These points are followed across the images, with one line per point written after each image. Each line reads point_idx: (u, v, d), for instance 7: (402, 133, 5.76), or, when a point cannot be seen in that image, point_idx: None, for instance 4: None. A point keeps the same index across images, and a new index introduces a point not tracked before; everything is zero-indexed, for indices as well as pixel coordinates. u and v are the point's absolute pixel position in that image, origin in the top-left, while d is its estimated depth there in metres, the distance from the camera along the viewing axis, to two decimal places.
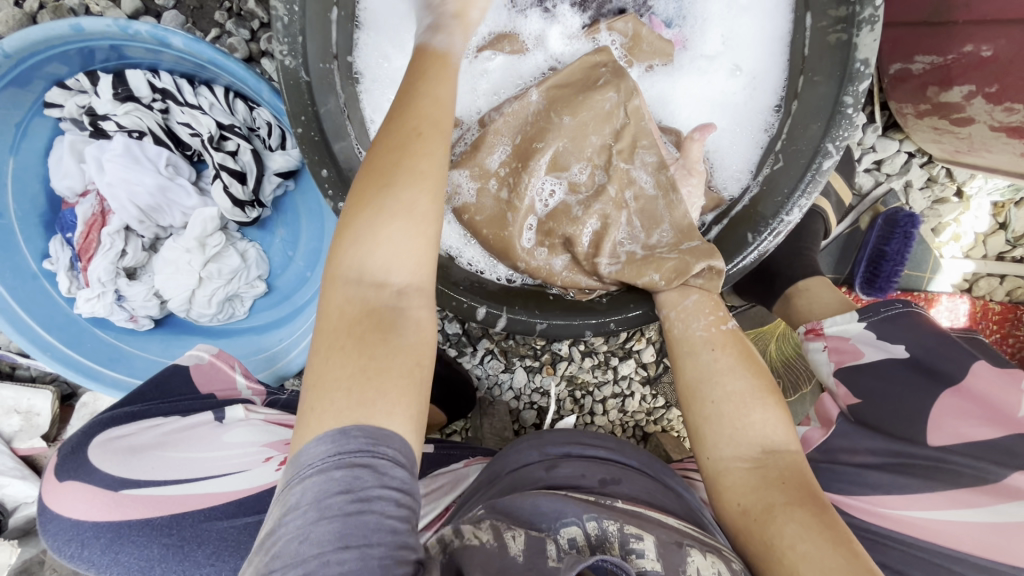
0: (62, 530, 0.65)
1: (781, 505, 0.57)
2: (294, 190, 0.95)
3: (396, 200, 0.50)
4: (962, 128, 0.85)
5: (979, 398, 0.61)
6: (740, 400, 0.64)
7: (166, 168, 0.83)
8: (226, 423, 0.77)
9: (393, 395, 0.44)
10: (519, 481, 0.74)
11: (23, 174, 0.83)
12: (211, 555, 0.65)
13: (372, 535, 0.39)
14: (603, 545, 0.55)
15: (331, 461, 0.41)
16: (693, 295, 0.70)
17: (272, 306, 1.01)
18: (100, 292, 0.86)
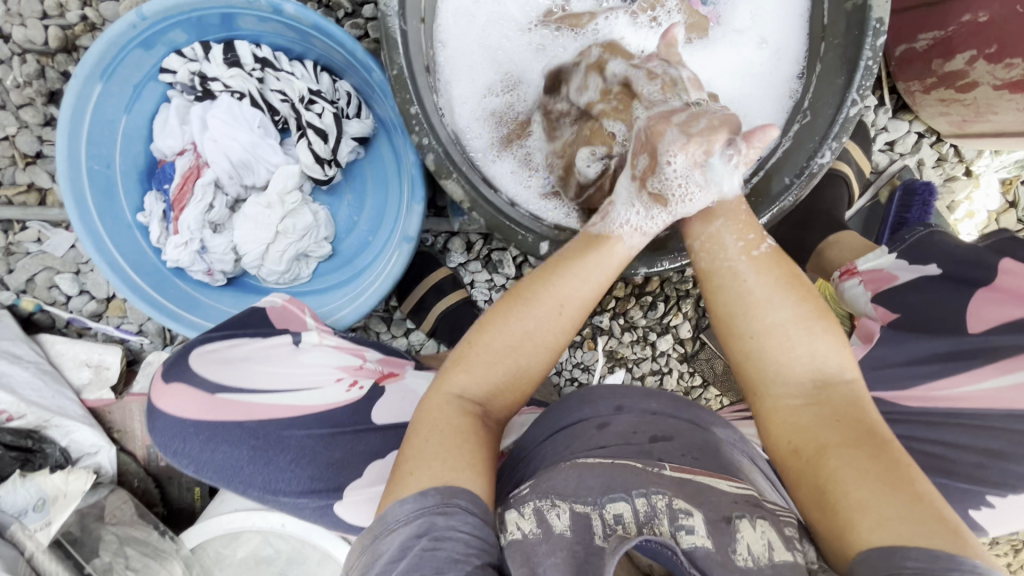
0: (168, 426, 0.66)
1: (834, 445, 0.53)
2: (363, 158, 1.05)
3: (499, 346, 0.63)
4: (967, 94, 0.95)
5: (1011, 291, 0.65)
6: (783, 333, 0.59)
7: (258, 128, 0.92)
8: (302, 346, 0.74)
9: (477, 472, 0.57)
10: (574, 442, 0.71)
11: (131, 133, 0.93)
12: (289, 463, 0.66)
13: (442, 566, 0.50)
14: (650, 520, 0.51)
15: (414, 515, 0.53)
16: (717, 217, 0.64)
17: (336, 269, 1.08)
18: (188, 240, 0.94)
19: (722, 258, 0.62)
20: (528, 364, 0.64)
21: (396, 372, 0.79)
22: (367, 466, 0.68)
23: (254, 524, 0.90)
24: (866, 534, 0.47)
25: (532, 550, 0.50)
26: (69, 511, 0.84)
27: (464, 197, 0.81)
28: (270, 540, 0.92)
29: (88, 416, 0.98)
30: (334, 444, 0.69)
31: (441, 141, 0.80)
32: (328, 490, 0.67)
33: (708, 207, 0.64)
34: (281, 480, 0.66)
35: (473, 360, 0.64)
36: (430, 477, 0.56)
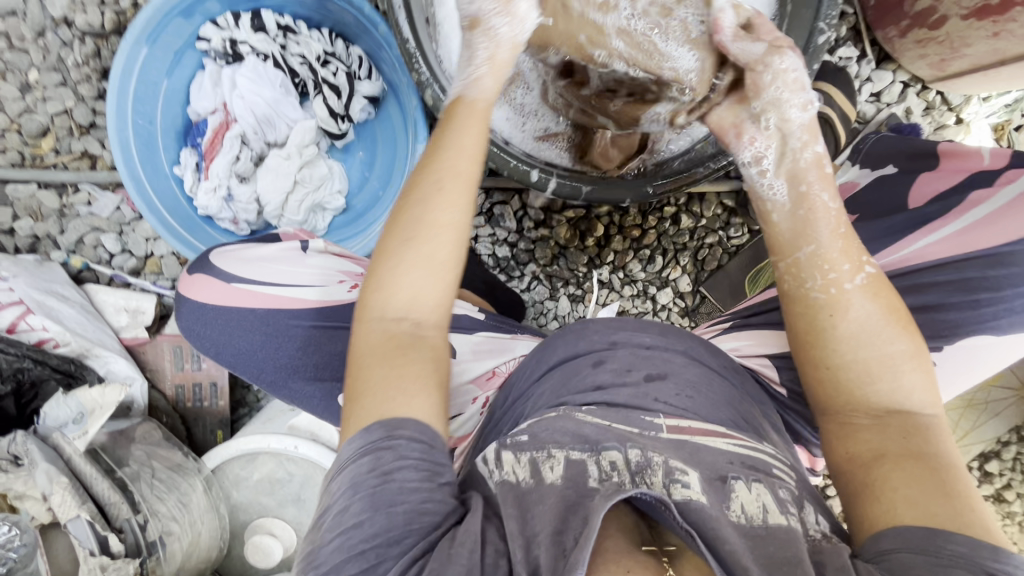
0: (190, 310, 0.74)
1: (891, 455, 0.58)
2: (374, 119, 1.13)
3: (411, 254, 0.63)
4: (939, 30, 0.99)
5: (947, 173, 0.79)
6: (871, 362, 0.63)
7: (280, 86, 1.04)
8: (308, 251, 0.77)
9: (404, 394, 0.59)
10: (569, 380, 0.75)
11: (171, 96, 1.05)
12: (296, 350, 0.72)
13: (396, 497, 0.54)
14: (644, 470, 0.61)
15: (362, 451, 0.56)
16: (830, 239, 0.66)
17: (349, 222, 1.16)
18: (216, 186, 1.04)
19: (814, 284, 0.65)
20: (431, 246, 0.64)
21: None
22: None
23: (270, 444, 0.97)
24: (901, 519, 0.53)
25: (524, 495, 0.57)
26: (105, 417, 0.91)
27: None
28: (284, 462, 0.98)
29: (123, 351, 1.08)
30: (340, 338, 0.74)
31: (438, 79, 0.89)
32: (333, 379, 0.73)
33: (803, 223, 0.68)
34: (291, 365, 0.72)
35: (383, 275, 0.64)
36: (378, 413, 0.58)
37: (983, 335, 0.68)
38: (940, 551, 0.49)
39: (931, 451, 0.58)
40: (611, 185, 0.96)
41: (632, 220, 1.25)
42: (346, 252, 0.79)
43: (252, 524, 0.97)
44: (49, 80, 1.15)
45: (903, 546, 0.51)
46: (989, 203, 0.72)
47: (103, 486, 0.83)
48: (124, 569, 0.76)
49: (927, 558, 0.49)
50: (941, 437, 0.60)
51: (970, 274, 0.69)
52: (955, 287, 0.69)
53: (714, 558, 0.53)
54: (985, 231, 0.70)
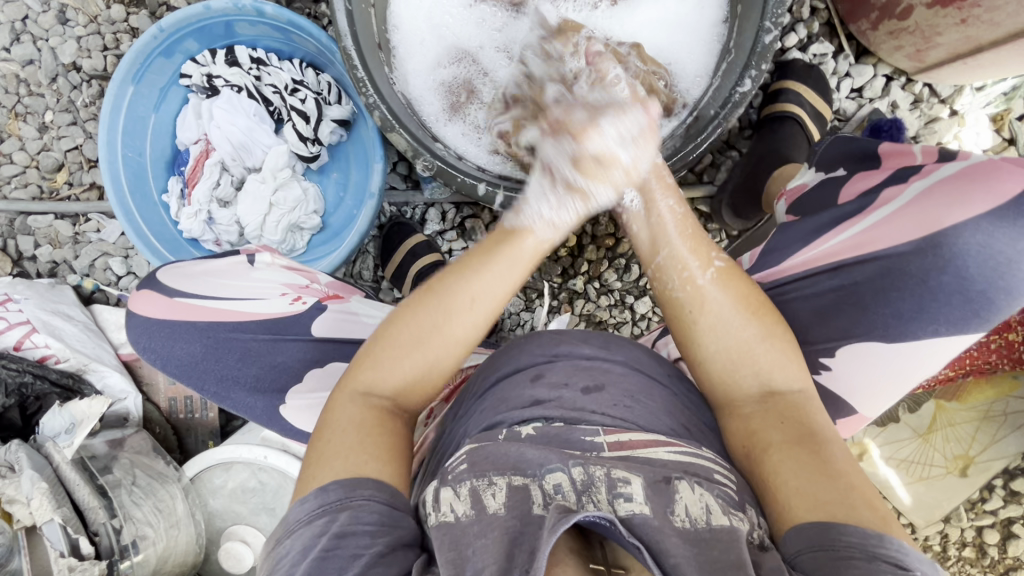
0: (136, 324, 0.80)
1: (778, 445, 0.62)
2: (347, 140, 1.19)
3: (409, 352, 0.66)
4: (908, 20, 0.95)
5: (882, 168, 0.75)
6: (729, 354, 0.68)
7: (254, 115, 1.11)
8: (255, 265, 0.86)
9: (378, 457, 0.61)
10: (505, 393, 0.71)
11: (159, 129, 1.14)
12: (238, 362, 0.78)
13: (338, 563, 0.53)
14: (589, 489, 0.56)
15: (316, 514, 0.56)
16: (679, 241, 0.70)
17: (325, 240, 1.21)
18: (197, 211, 1.12)
19: (673, 285, 0.69)
20: (438, 354, 0.67)
21: (341, 294, 0.86)
22: (305, 372, 0.79)
23: (241, 454, 1.02)
24: (800, 516, 0.55)
25: (461, 533, 0.53)
26: (88, 427, 0.97)
27: (408, 148, 0.95)
28: (256, 471, 1.03)
29: (120, 366, 1.16)
30: (278, 347, 0.79)
31: (386, 101, 0.92)
32: (272, 393, 0.78)
33: (657, 230, 0.71)
34: (232, 378, 0.78)
35: (380, 358, 0.67)
36: (337, 471, 0.59)
37: (874, 341, 0.69)
38: (834, 545, 0.52)
39: (808, 429, 0.63)
40: None
41: (604, 230, 1.24)
42: (293, 264, 0.87)
43: (228, 530, 1.03)
44: (62, 120, 1.27)
45: (806, 547, 0.53)
46: (897, 202, 0.69)
47: (82, 492, 0.89)
48: (89, 571, 0.83)
49: (829, 556, 0.51)
50: (812, 412, 0.65)
51: (899, 282, 0.67)
52: (897, 305, 0.67)
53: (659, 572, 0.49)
54: (886, 229, 0.68)
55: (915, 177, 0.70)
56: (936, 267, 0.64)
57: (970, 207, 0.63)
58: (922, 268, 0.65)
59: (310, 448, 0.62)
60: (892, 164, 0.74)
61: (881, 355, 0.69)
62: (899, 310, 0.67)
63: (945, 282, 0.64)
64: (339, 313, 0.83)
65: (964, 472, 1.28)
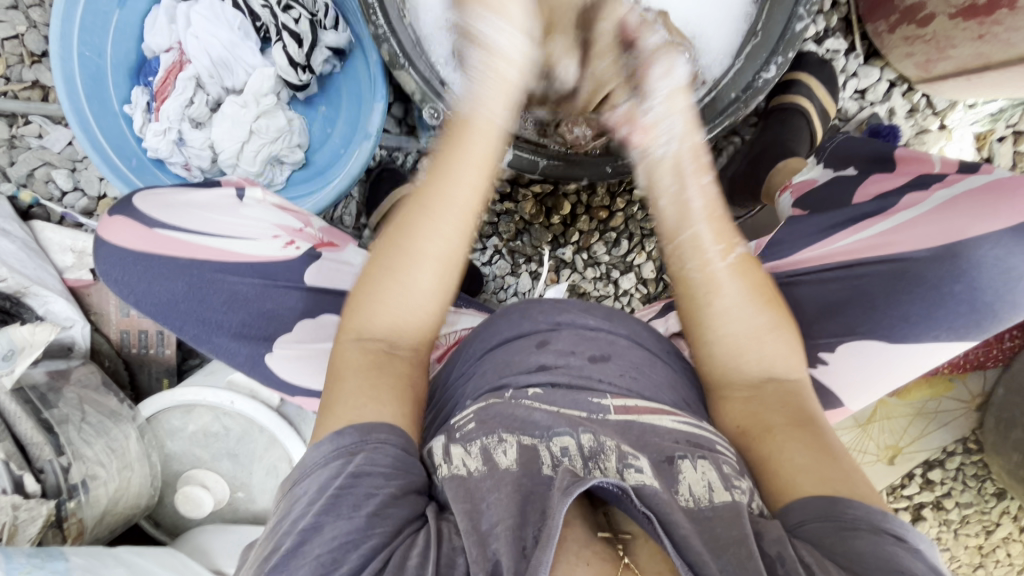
0: (112, 254, 0.73)
1: (778, 425, 0.64)
2: (340, 73, 1.09)
3: (412, 257, 0.64)
4: (927, 28, 0.95)
5: (898, 172, 0.76)
6: (736, 341, 0.69)
7: (238, 29, 1.00)
8: (245, 201, 0.79)
9: (380, 400, 0.58)
10: (508, 358, 0.70)
11: (123, 29, 1.00)
12: (223, 305, 0.75)
13: (352, 507, 0.50)
14: (596, 456, 0.56)
15: (333, 455, 0.53)
16: (700, 223, 0.70)
17: (307, 179, 1.13)
18: (166, 129, 1.00)
19: (693, 267, 0.70)
20: (414, 283, 0.65)
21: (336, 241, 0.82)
22: (296, 322, 0.76)
23: (206, 397, 0.96)
24: (806, 490, 0.57)
25: (474, 488, 0.53)
26: (32, 355, 0.88)
27: (416, 90, 0.88)
28: (220, 416, 0.97)
29: (65, 292, 1.05)
30: (268, 294, 0.76)
31: (396, 34, 0.85)
32: (260, 339, 0.75)
33: (685, 206, 0.70)
34: (216, 320, 0.74)
35: (381, 282, 0.65)
36: (356, 414, 0.56)
37: (874, 340, 0.71)
38: (841, 516, 0.54)
39: (804, 411, 0.66)
40: (564, 163, 0.96)
41: (599, 201, 1.22)
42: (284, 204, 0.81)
43: (184, 475, 0.98)
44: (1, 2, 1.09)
45: (811, 517, 0.55)
46: (919, 207, 0.71)
47: (25, 427, 0.82)
48: (36, 510, 0.77)
49: (836, 526, 0.53)
50: (807, 399, 0.67)
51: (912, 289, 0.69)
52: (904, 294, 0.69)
53: (668, 543, 0.49)
54: (909, 233, 0.70)
55: (938, 186, 0.72)
56: (951, 277, 0.67)
57: (988, 222, 0.66)
58: (950, 286, 0.67)
59: (323, 401, 0.60)
60: (911, 170, 0.75)
61: (881, 356, 0.71)
62: (908, 313, 0.69)
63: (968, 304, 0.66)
64: (336, 262, 0.80)
65: (891, 461, 1.40)
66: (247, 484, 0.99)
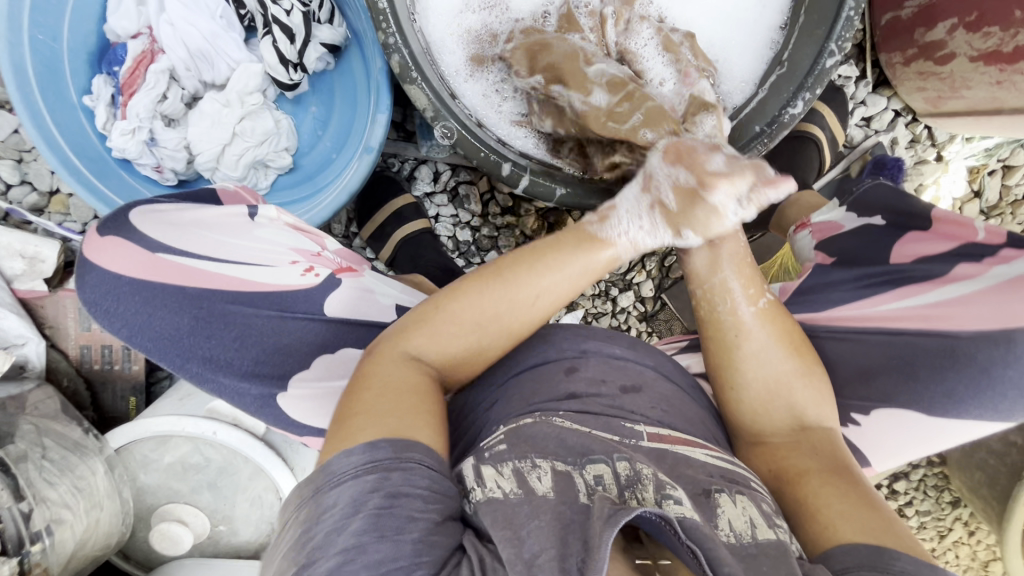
0: (102, 280, 0.63)
1: (816, 472, 0.63)
2: (334, 71, 1.00)
3: (498, 306, 0.59)
4: (945, 67, 0.94)
5: (939, 233, 0.74)
6: (766, 385, 0.68)
7: (220, 19, 0.90)
8: (258, 219, 0.70)
9: (422, 419, 0.52)
10: (538, 385, 0.67)
11: (82, 8, 0.88)
12: (234, 340, 0.65)
13: (401, 526, 0.44)
14: (634, 486, 0.53)
15: (363, 468, 0.46)
16: (728, 266, 0.67)
17: (294, 184, 1.04)
18: (135, 127, 0.89)
19: (722, 308, 0.67)
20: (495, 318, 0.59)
21: (355, 266, 0.75)
22: (314, 359, 0.67)
23: (184, 428, 0.89)
24: (849, 538, 0.55)
25: (512, 512, 0.48)
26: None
27: (427, 106, 0.79)
28: (200, 447, 0.90)
29: (15, 307, 0.95)
30: (285, 327, 0.67)
31: (408, 44, 0.77)
32: (272, 377, 0.66)
33: (716, 257, 0.66)
34: (226, 356, 0.64)
35: (453, 313, 0.59)
36: (381, 429, 0.49)
37: (916, 412, 0.69)
38: (886, 566, 0.51)
39: (839, 461, 0.64)
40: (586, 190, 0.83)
41: None
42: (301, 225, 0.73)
43: (159, 510, 0.90)
44: None
45: (854, 565, 0.52)
46: (976, 281, 0.68)
47: None
48: None
49: None
50: (839, 448, 0.66)
51: (954, 355, 0.66)
52: (949, 365, 0.67)
53: None
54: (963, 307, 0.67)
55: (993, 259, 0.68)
56: (998, 355, 0.64)
57: None
58: (989, 357, 0.65)
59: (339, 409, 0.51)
60: (953, 232, 0.73)
61: (918, 427, 0.70)
62: (950, 389, 0.67)
63: (1007, 376, 0.64)
64: (360, 288, 0.73)
65: None
66: (230, 517, 0.92)
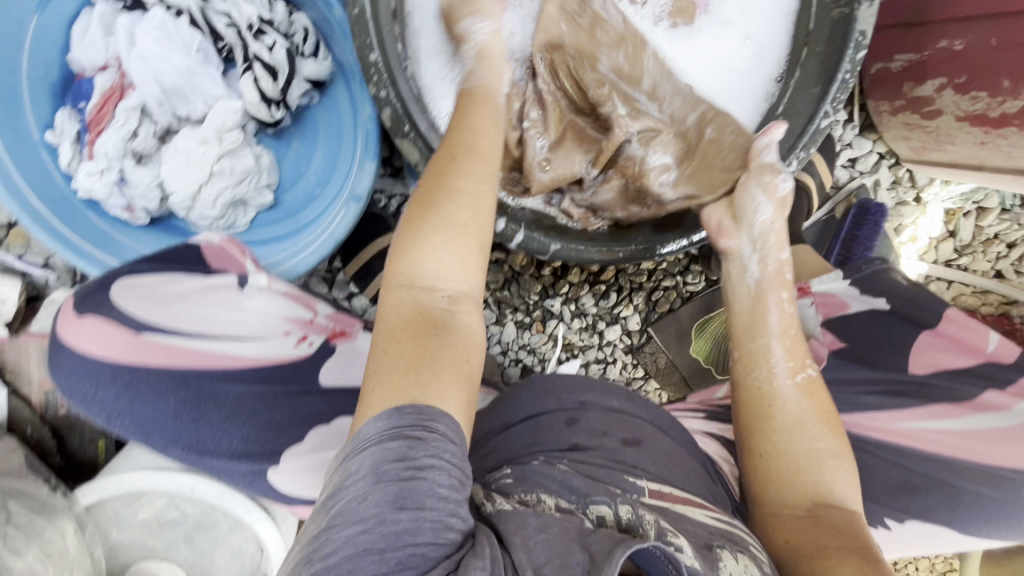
0: (79, 365, 0.61)
1: (834, 548, 0.57)
2: (317, 105, 0.96)
3: (445, 213, 0.57)
4: (931, 121, 0.96)
5: (952, 340, 0.81)
6: (799, 459, 0.66)
7: (196, 53, 0.84)
8: (247, 289, 0.71)
9: (445, 381, 0.48)
10: (538, 433, 0.70)
11: (43, 37, 0.84)
12: (222, 422, 0.64)
13: (424, 502, 0.43)
14: (637, 528, 0.51)
15: (388, 434, 0.44)
16: (774, 338, 0.73)
17: (275, 222, 0.99)
18: (104, 168, 0.84)
19: (758, 376, 0.72)
20: (453, 220, 0.56)
21: (347, 330, 0.78)
22: (308, 431, 0.66)
23: (159, 484, 0.84)
24: None
25: (524, 523, 0.49)
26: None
27: (421, 162, 0.75)
28: (176, 502, 0.86)
29: None
30: (275, 404, 0.67)
31: (401, 97, 0.73)
32: (262, 456, 0.64)
33: (758, 316, 0.74)
34: (210, 440, 0.63)
35: (408, 243, 0.55)
36: (400, 388, 0.47)
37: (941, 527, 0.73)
38: None
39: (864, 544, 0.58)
40: (580, 243, 0.85)
41: None
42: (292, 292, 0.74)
43: (132, 568, 0.86)
44: None
45: None
46: (1004, 409, 0.75)
47: None
48: None
49: None
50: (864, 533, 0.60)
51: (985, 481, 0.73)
52: (973, 490, 0.73)
53: None
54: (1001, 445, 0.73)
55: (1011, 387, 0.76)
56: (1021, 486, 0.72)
57: None
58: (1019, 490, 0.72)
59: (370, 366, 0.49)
60: (967, 344, 0.81)
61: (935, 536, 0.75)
62: (976, 508, 0.72)
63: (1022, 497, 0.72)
64: (354, 355, 0.75)
65: None
66: (208, 572, 0.89)
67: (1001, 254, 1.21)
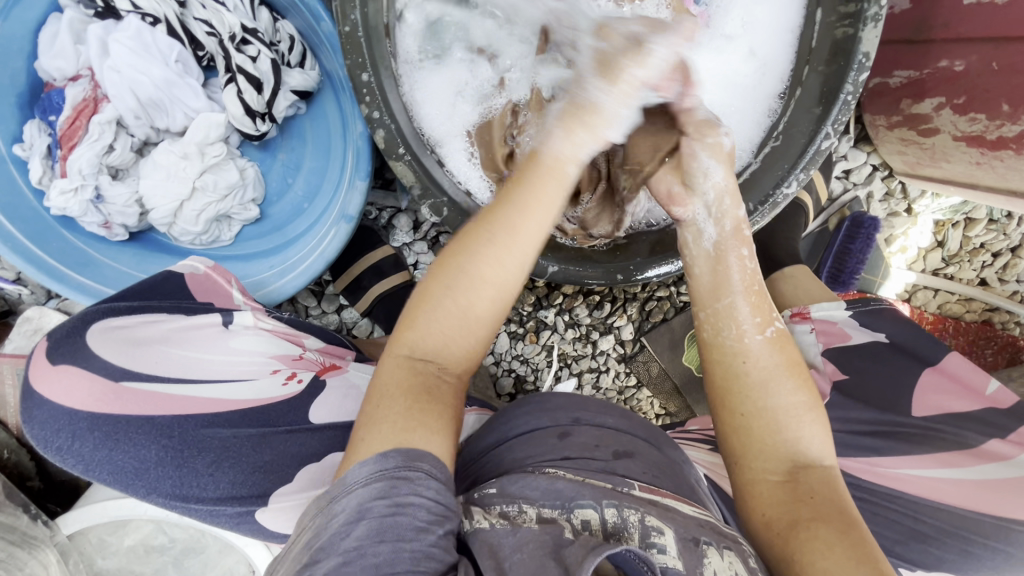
0: (53, 417, 0.58)
1: (807, 521, 0.51)
2: (305, 115, 0.92)
3: (464, 300, 0.53)
4: (928, 139, 0.96)
5: (952, 376, 0.82)
6: (774, 416, 0.56)
7: (175, 63, 0.81)
8: (233, 328, 0.75)
9: (430, 428, 0.50)
10: (529, 448, 0.65)
11: (7, 44, 0.79)
12: (210, 466, 0.62)
13: (406, 534, 0.45)
14: (619, 535, 0.49)
15: (372, 476, 0.46)
16: (738, 290, 0.59)
17: (261, 235, 0.96)
18: (78, 185, 0.79)
19: (726, 335, 0.58)
20: (471, 308, 0.53)
21: (335, 363, 0.81)
22: (299, 470, 0.65)
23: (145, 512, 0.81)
24: None
25: (499, 545, 0.48)
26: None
27: (414, 182, 0.72)
28: (163, 528, 0.84)
29: None
30: (265, 446, 0.66)
31: (396, 118, 0.71)
32: (251, 497, 0.62)
33: (723, 274, 0.60)
34: (196, 485, 0.60)
35: (422, 318, 0.53)
36: (386, 439, 0.48)
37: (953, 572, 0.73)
38: None
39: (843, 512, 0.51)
40: (578, 266, 0.83)
41: None
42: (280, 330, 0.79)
43: None
44: None
45: None
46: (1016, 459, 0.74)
47: None
48: None
49: None
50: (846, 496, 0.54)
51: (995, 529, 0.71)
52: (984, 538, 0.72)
53: None
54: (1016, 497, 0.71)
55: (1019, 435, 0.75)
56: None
57: None
58: None
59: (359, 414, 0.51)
60: (966, 381, 0.81)
61: None
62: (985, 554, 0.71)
63: None
64: (343, 386, 0.77)
65: None
66: None
67: (985, 263, 1.22)
